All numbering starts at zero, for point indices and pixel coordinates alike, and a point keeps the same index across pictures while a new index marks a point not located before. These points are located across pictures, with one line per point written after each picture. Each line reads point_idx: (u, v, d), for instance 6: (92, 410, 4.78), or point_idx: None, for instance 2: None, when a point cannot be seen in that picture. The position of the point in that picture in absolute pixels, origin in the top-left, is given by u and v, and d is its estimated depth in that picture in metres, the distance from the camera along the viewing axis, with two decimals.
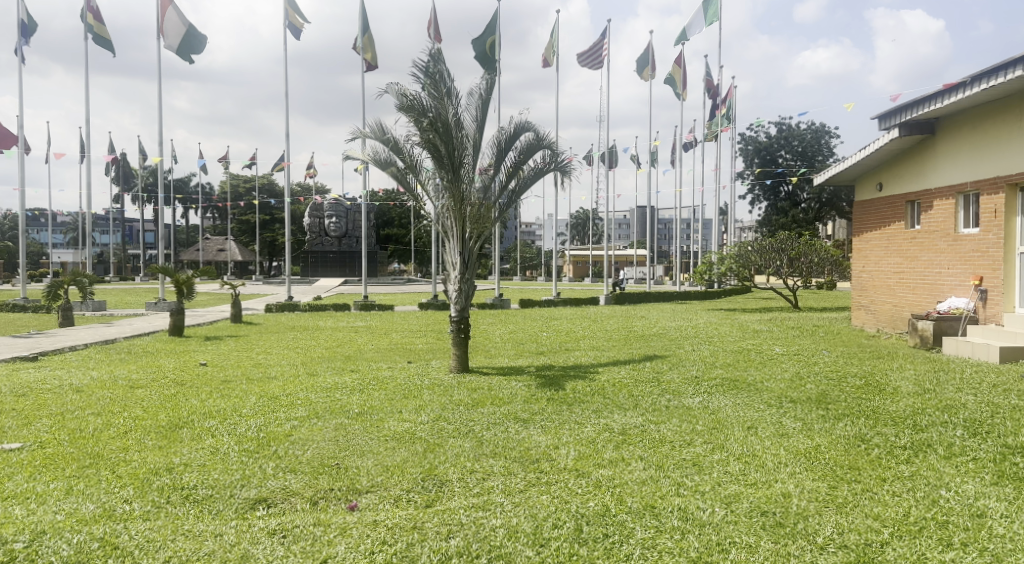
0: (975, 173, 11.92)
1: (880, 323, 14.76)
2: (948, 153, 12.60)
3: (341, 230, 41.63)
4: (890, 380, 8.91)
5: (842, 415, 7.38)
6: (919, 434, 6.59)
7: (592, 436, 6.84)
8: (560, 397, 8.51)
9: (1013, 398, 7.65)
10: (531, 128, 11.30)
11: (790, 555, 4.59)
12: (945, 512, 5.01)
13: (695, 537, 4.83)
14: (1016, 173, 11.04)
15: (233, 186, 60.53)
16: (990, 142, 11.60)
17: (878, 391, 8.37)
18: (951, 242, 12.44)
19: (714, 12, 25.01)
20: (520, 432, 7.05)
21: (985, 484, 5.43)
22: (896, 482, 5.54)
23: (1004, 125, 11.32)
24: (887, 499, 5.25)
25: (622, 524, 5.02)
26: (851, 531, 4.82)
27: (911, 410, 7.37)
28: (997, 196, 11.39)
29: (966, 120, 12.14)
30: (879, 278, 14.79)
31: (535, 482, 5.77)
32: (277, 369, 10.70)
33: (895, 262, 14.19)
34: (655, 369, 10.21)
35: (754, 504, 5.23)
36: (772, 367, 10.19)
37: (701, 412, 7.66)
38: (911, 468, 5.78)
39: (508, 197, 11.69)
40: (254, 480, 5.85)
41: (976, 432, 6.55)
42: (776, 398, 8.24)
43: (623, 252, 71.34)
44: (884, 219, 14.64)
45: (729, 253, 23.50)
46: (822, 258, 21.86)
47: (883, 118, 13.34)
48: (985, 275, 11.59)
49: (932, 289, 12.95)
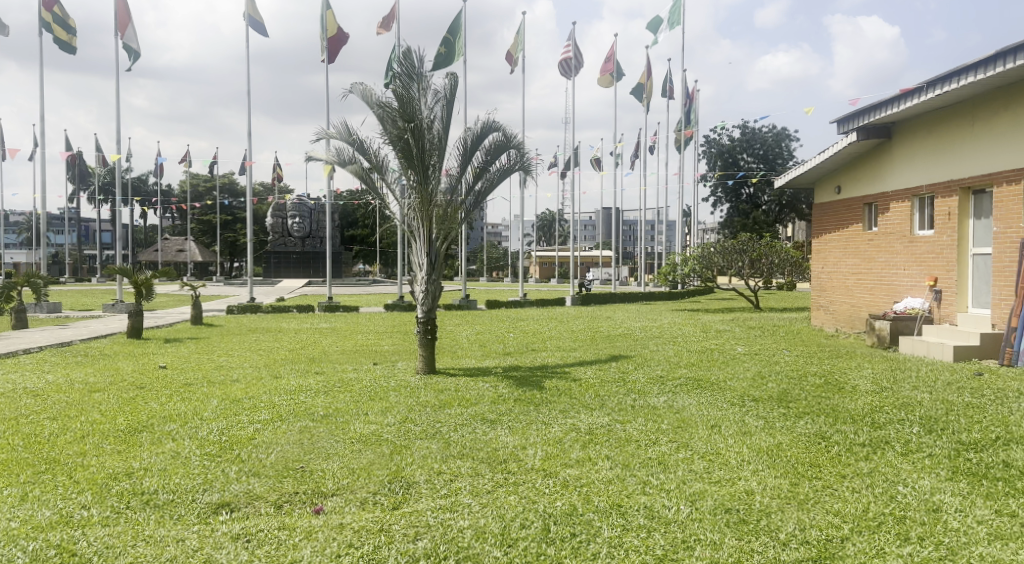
0: (928, 177, 12.26)
1: (839, 323, 15.07)
2: (904, 157, 12.95)
3: (304, 230, 41.26)
4: (849, 379, 9.08)
5: (803, 413, 7.52)
6: (877, 431, 6.74)
7: (559, 436, 6.86)
8: (527, 397, 8.51)
9: (966, 396, 7.87)
10: (498, 128, 11.30)
11: (753, 551, 4.67)
12: (902, 508, 5.14)
13: (661, 535, 4.87)
14: (969, 177, 11.35)
15: (194, 186, 59.61)
16: (944, 147, 11.92)
17: (837, 389, 8.54)
18: (907, 244, 12.77)
19: (677, 16, 25.29)
20: (488, 433, 7.05)
21: (940, 480, 5.58)
22: (855, 478, 5.67)
23: (957, 130, 11.65)
24: (847, 495, 5.37)
25: (588, 523, 5.05)
26: (813, 527, 4.91)
27: (868, 408, 7.54)
28: (951, 199, 11.72)
29: (921, 124, 12.45)
30: (837, 279, 15.12)
31: (503, 483, 5.77)
32: (239, 372, 10.51)
33: (853, 264, 14.51)
34: (622, 369, 10.27)
35: (718, 502, 5.30)
36: (735, 366, 10.31)
37: (667, 412, 7.73)
38: (869, 465, 5.92)
39: (474, 198, 11.67)
40: (216, 485, 5.75)
41: (932, 429, 6.73)
42: (739, 397, 8.33)
43: (589, 253, 72.01)
44: (843, 221, 14.96)
45: (693, 254, 23.98)
46: (783, 259, 22.26)
47: (841, 122, 13.65)
48: (939, 276, 11.92)
49: (889, 290, 13.28)
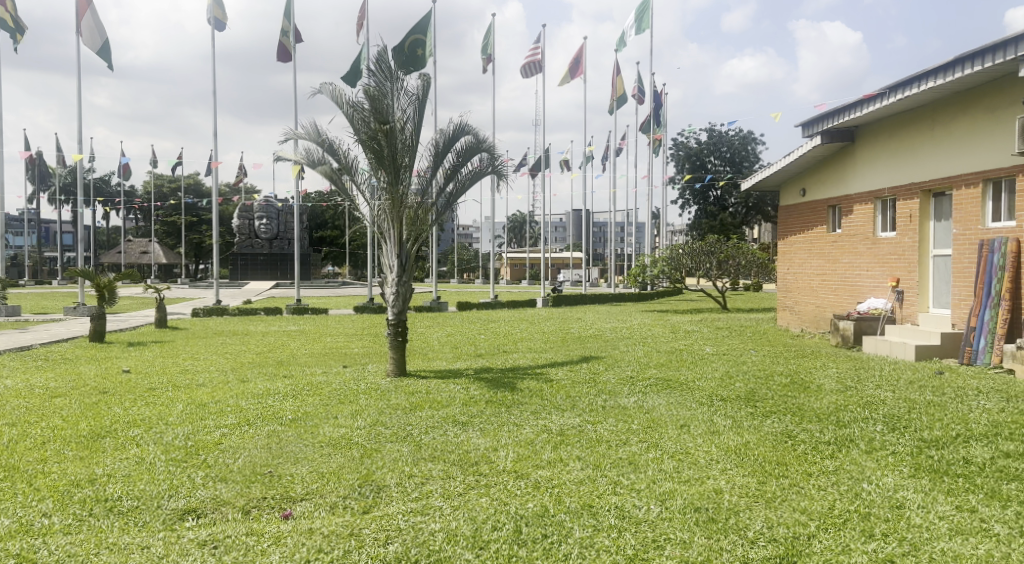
0: (890, 180, 12.53)
1: (804, 323, 15.32)
2: (866, 160, 13.22)
3: (272, 232, 40.80)
4: (815, 378, 9.23)
5: (769, 412, 7.63)
6: (842, 429, 6.87)
7: (531, 437, 6.88)
8: (499, 399, 8.50)
9: (928, 394, 8.05)
10: (470, 131, 11.29)
11: (722, 549, 4.72)
12: (867, 504, 5.23)
13: (631, 535, 4.90)
14: (929, 180, 11.62)
15: (159, 187, 58.59)
16: (905, 151, 12.19)
17: (803, 388, 8.68)
18: (870, 245, 13.04)
19: (646, 19, 25.51)
20: (459, 435, 7.03)
21: (903, 477, 5.69)
22: (821, 476, 5.77)
23: (917, 135, 11.92)
24: (813, 492, 5.46)
25: (560, 524, 5.06)
26: (780, 525, 4.98)
27: (833, 407, 7.68)
28: (912, 202, 11.99)
29: (883, 128, 12.73)
30: (802, 280, 15.37)
31: (474, 485, 5.76)
32: (205, 376, 10.34)
33: (818, 265, 14.77)
34: (593, 371, 10.32)
35: (688, 501, 5.35)
36: (703, 367, 10.42)
37: (637, 412, 7.79)
38: (835, 463, 6.03)
39: (445, 200, 11.64)
40: (182, 491, 5.65)
41: (894, 427, 6.88)
42: (708, 397, 8.42)
43: (559, 255, 72.23)
44: (807, 223, 15.22)
45: (662, 256, 24.19)
46: (750, 260, 22.57)
47: (806, 126, 13.89)
48: (901, 276, 12.18)
49: (852, 290, 13.54)
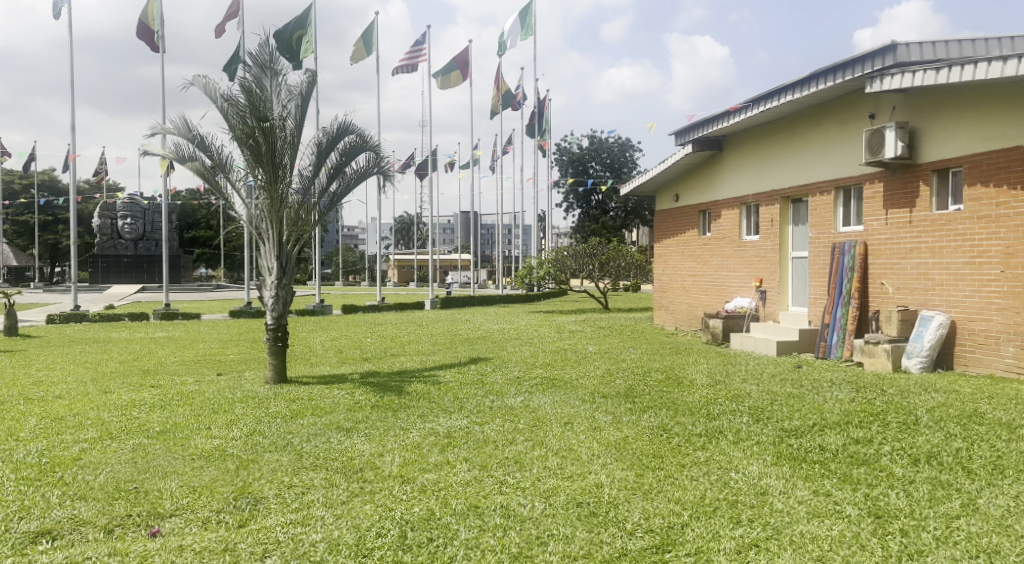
0: (754, 187, 13.37)
1: (678, 322, 16.08)
2: (733, 168, 14.04)
3: (138, 232, 38.41)
4: (688, 374, 9.71)
5: (647, 407, 7.96)
6: (712, 422, 7.28)
7: (417, 441, 6.85)
8: (384, 403, 8.41)
9: (788, 387, 8.66)
10: (354, 130, 11.09)
11: (603, 542, 4.87)
12: (734, 492, 5.56)
13: (516, 533, 4.99)
14: (788, 188, 12.48)
15: (7, 182, 53.82)
16: (767, 160, 13.03)
17: (677, 384, 9.12)
18: (736, 248, 13.86)
19: (529, 25, 25.96)
20: (342, 442, 6.90)
21: (766, 464, 6.10)
22: (694, 466, 6.09)
23: (778, 146, 12.78)
24: (686, 483, 5.74)
25: (445, 527, 5.07)
26: (656, 515, 5.21)
27: (705, 400, 8.12)
28: (773, 207, 12.84)
29: (747, 138, 13.58)
30: (676, 281, 16.11)
31: (358, 492, 5.67)
32: (62, 387, 9.61)
33: (690, 266, 15.55)
34: (479, 372, 10.39)
35: (571, 496, 5.51)
36: (586, 365, 10.71)
37: (522, 411, 7.93)
38: (706, 453, 6.38)
39: (329, 200, 11.37)
40: (35, 512, 5.23)
41: (759, 418, 7.36)
42: (590, 394, 8.68)
43: (445, 257, 72.13)
44: (680, 226, 15.98)
45: (547, 258, 24.69)
46: (629, 262, 23.43)
47: (679, 135, 14.58)
48: (764, 277, 13.03)
49: (721, 290, 14.35)
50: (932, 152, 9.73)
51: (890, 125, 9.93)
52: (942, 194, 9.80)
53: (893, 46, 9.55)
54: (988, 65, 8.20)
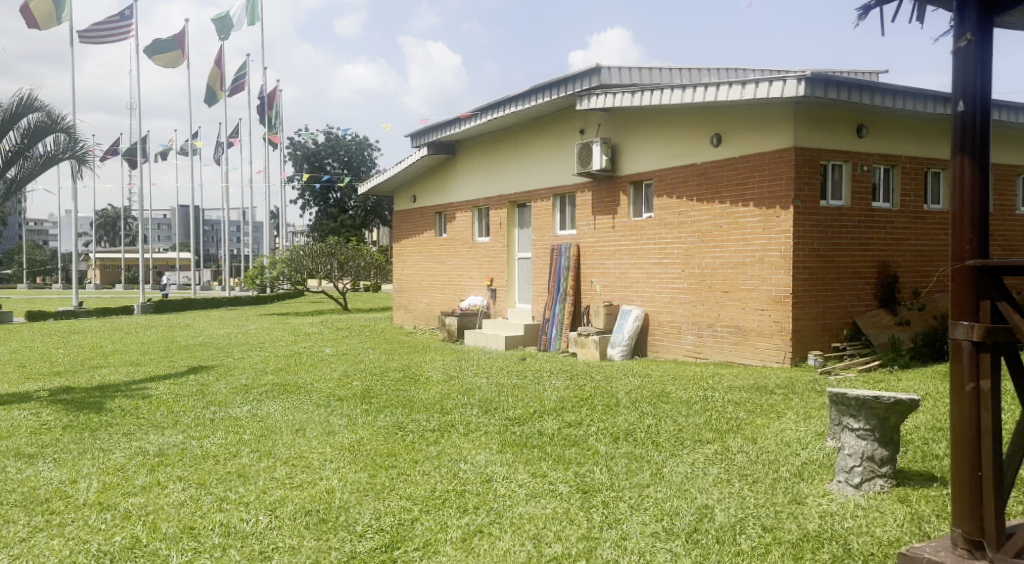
0: (484, 191, 14.02)
1: (415, 321, 16.36)
2: (465, 172, 14.59)
3: None
4: (423, 372, 9.91)
5: (382, 407, 7.97)
6: (445, 416, 7.51)
7: (123, 463, 6.14)
8: (83, 423, 7.42)
9: (515, 379, 9.22)
10: (40, 109, 9.63)
11: (331, 548, 4.72)
12: (462, 483, 5.76)
13: (237, 551, 4.69)
14: (514, 194, 13.27)
15: None
16: (495, 167, 13.74)
17: (413, 382, 9.26)
18: (469, 248, 14.45)
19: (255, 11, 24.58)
20: (25, 471, 5.95)
21: (493, 454, 6.41)
22: (425, 462, 6.22)
23: (504, 153, 13.53)
24: (417, 479, 5.84)
25: (154, 554, 4.61)
26: (386, 514, 5.20)
27: (438, 396, 8.34)
28: (501, 211, 13.58)
29: (478, 144, 14.19)
30: (414, 280, 16.39)
31: (44, 527, 4.94)
32: None
33: (426, 266, 15.90)
34: (202, 381, 9.61)
35: (299, 505, 5.34)
36: (321, 368, 10.43)
37: (250, 421, 7.49)
38: (437, 448, 6.55)
39: (6, 188, 9.76)
40: None
41: (488, 409, 7.74)
42: (324, 398, 8.47)
43: (164, 256, 65.78)
44: (417, 227, 16.25)
45: (281, 258, 23.63)
46: (368, 262, 23.31)
47: (415, 137, 14.80)
48: (494, 276, 13.76)
49: (455, 289, 14.88)
50: (629, 166, 10.99)
51: (596, 140, 11.08)
52: (636, 202, 11.08)
53: (598, 69, 10.67)
54: (672, 92, 9.47)
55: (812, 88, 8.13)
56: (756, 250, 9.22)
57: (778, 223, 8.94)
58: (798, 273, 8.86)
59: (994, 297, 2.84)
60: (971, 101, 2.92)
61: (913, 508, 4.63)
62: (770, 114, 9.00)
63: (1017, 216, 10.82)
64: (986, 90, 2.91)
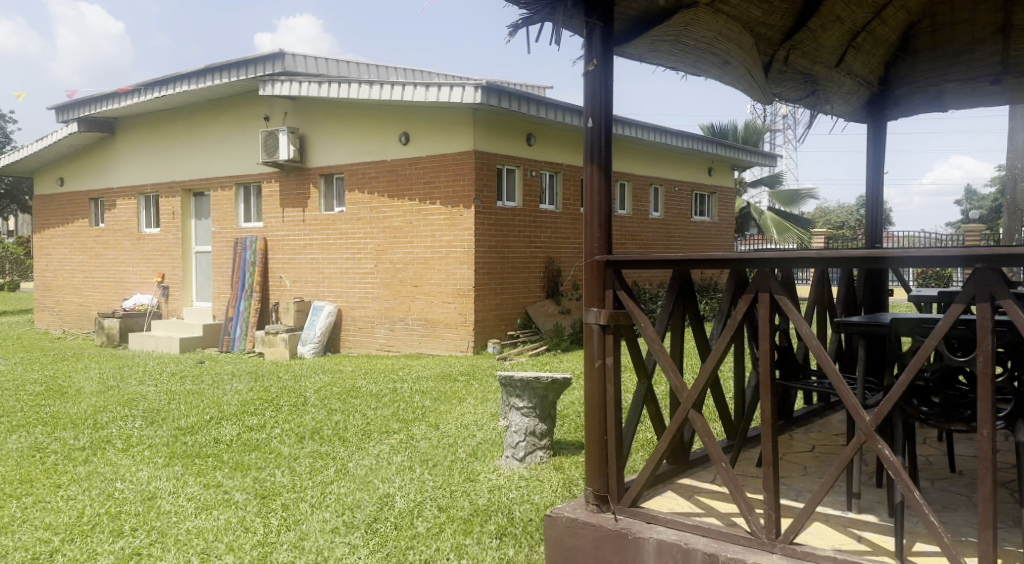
0: (153, 177, 12.70)
1: (65, 324, 14.33)
2: (128, 154, 13.07)
3: None
4: (73, 383, 8.68)
5: (16, 427, 6.82)
6: (99, 432, 6.66)
7: None
8: None
9: (187, 384, 8.51)
10: None
11: None
12: (118, 504, 5.11)
13: None
14: (189, 181, 12.24)
15: None
16: (166, 150, 12.52)
17: (59, 395, 8.06)
18: (135, 242, 13.06)
19: None
20: None
21: (158, 467, 5.83)
22: (72, 485, 5.46)
23: (176, 136, 12.39)
24: (60, 505, 5.09)
25: None
26: (17, 550, 4.43)
27: (91, 410, 7.37)
28: (174, 199, 12.43)
29: (146, 123, 12.76)
30: (64, 277, 14.31)
31: None
32: None
33: (80, 261, 14.02)
34: None
35: None
36: None
37: None
38: (88, 468, 5.79)
39: None
40: None
41: (153, 420, 7.05)
42: None
43: None
44: (67, 215, 14.15)
45: None
46: None
47: (60, 110, 12.80)
48: (166, 273, 12.62)
49: (118, 287, 13.34)
50: (319, 158, 10.77)
51: (283, 129, 10.60)
52: (329, 196, 10.93)
53: (281, 55, 10.29)
54: (357, 87, 9.48)
55: (487, 95, 8.74)
56: (441, 246, 9.66)
57: (462, 221, 9.46)
58: (478, 269, 9.48)
59: (615, 287, 3.29)
60: (599, 117, 3.26)
61: (564, 474, 5.24)
62: (453, 119, 9.45)
63: (649, 218, 12.82)
64: (610, 108, 3.26)
